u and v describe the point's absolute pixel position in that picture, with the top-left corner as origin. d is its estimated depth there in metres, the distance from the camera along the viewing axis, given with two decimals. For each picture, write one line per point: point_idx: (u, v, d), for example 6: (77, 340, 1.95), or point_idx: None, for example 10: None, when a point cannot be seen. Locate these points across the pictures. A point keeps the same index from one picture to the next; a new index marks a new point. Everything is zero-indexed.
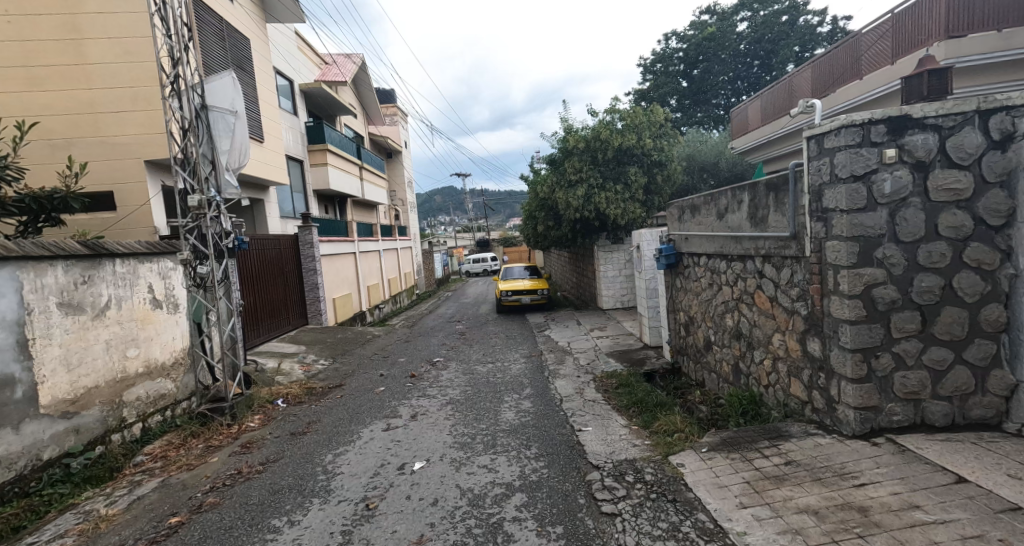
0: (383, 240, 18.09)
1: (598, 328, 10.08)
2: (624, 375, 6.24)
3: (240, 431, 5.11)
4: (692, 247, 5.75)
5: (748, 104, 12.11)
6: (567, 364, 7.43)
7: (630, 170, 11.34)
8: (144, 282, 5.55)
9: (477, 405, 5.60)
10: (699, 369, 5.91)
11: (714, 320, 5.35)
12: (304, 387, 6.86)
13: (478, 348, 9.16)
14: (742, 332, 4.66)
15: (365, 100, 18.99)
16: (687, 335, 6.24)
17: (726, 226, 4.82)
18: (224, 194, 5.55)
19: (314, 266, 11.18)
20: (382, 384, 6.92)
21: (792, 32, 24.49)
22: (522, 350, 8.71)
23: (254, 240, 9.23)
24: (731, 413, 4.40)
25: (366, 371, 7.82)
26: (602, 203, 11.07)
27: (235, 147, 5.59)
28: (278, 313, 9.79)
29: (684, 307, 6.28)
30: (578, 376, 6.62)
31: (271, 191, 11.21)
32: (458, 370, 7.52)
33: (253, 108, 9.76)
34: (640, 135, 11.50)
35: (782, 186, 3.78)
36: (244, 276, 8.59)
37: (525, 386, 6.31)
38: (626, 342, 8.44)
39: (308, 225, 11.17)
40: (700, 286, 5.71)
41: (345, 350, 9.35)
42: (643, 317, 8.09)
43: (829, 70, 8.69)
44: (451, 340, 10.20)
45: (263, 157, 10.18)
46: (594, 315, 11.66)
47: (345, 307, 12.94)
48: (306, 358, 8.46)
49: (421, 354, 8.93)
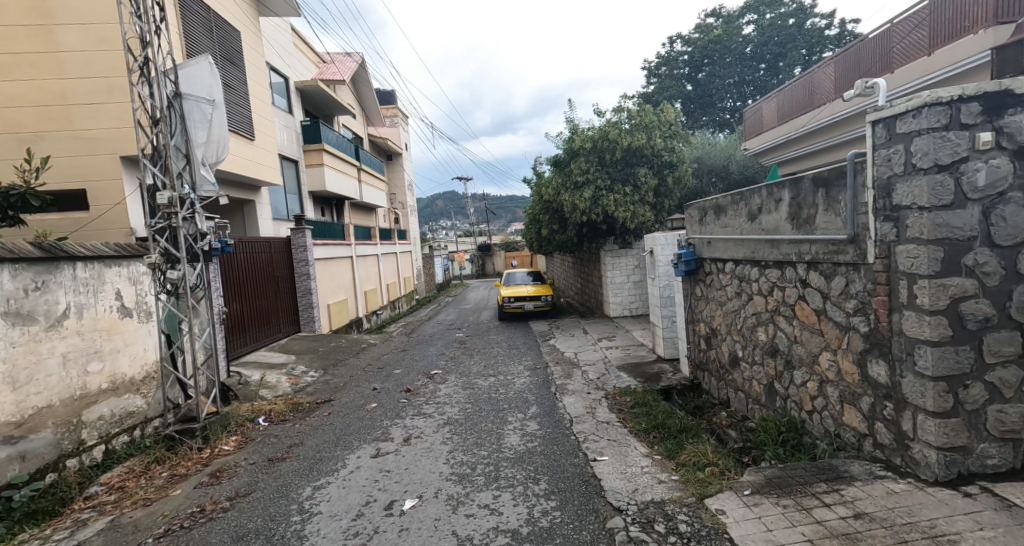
0: (381, 244, 17.58)
1: (606, 337, 9.52)
2: (639, 393, 5.69)
3: (213, 456, 4.57)
4: (716, 252, 5.22)
5: (762, 104, 11.66)
6: (575, 378, 6.87)
7: (640, 172, 10.81)
8: (110, 287, 5.01)
9: (478, 427, 5.05)
10: (723, 387, 5.36)
11: (742, 333, 4.81)
12: (291, 402, 6.32)
13: (479, 359, 8.61)
14: (779, 349, 4.13)
15: (364, 100, 18.52)
16: (709, 348, 5.71)
17: (759, 228, 4.29)
18: (198, 191, 5.01)
19: (307, 271, 10.65)
20: (375, 399, 6.37)
21: (799, 35, 24.03)
22: (526, 362, 8.16)
23: (242, 243, 8.71)
24: (768, 442, 3.87)
25: (359, 384, 7.30)
26: (611, 205, 10.54)
27: (213, 140, 5.06)
28: (268, 320, 9.26)
29: (706, 318, 5.74)
30: (588, 392, 6.07)
31: (263, 192, 10.70)
32: (458, 384, 6.97)
33: (245, 104, 9.28)
34: (649, 135, 10.99)
35: (834, 181, 3.26)
36: (229, 281, 8.06)
37: (531, 404, 5.76)
38: (637, 354, 7.89)
39: (301, 227, 10.65)
40: (725, 295, 5.17)
41: (338, 360, 8.81)
42: (656, 327, 7.54)
43: (855, 64, 8.21)
44: (450, 350, 9.65)
45: (255, 156, 9.68)
46: (601, 323, 11.11)
47: (340, 314, 12.43)
48: (295, 369, 7.92)
49: (418, 365, 8.39)
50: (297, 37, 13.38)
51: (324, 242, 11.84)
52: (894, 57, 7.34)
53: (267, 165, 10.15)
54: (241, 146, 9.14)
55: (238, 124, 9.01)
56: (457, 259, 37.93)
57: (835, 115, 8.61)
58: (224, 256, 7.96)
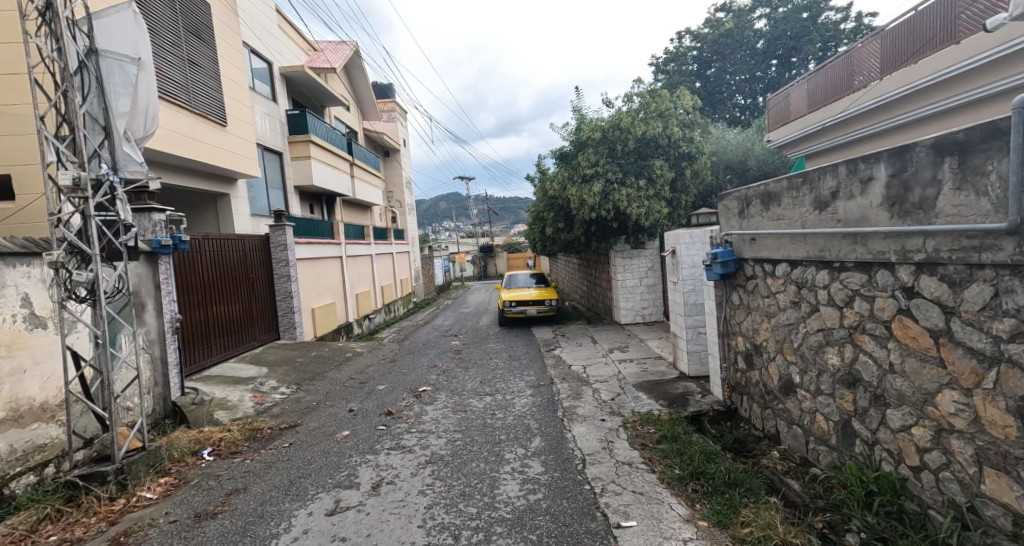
0: (376, 243, 16.62)
1: (618, 348, 8.52)
2: (666, 424, 4.71)
3: (128, 509, 3.59)
4: (763, 251, 4.24)
5: (790, 91, 10.90)
6: (585, 400, 5.87)
7: (654, 163, 9.81)
8: (12, 291, 3.85)
9: (467, 468, 4.08)
10: (771, 417, 4.36)
11: (801, 354, 3.81)
12: (248, 427, 5.33)
13: (476, 373, 7.62)
14: (860, 378, 3.13)
15: (358, 91, 17.56)
16: (752, 369, 4.70)
17: (831, 219, 3.29)
18: (120, 172, 4.04)
19: (288, 272, 9.69)
20: (349, 425, 5.39)
21: (814, 28, 22.91)
22: (528, 377, 7.15)
23: (206, 241, 7.74)
24: (853, 506, 2.89)
25: (334, 403, 6.31)
26: (623, 200, 9.52)
27: (140, 108, 4.09)
28: (238, 327, 8.30)
29: (748, 331, 4.73)
30: (601, 420, 5.09)
31: (240, 185, 9.74)
32: (448, 405, 5.97)
33: (216, 86, 8.34)
34: (666, 123, 10.01)
35: (974, 145, 2.30)
36: (187, 284, 7.08)
37: (534, 435, 4.78)
38: (656, 370, 6.88)
39: (282, 224, 9.68)
40: (775, 305, 4.17)
41: (317, 373, 7.82)
42: (679, 339, 6.53)
43: (920, 37, 7.45)
44: (444, 361, 8.66)
45: (230, 144, 8.73)
46: (611, 331, 10.12)
47: (327, 319, 11.47)
48: (265, 384, 6.94)
49: (406, 380, 7.41)
50: (282, 20, 12.45)
51: (308, 241, 10.87)
52: (973, 24, 6.61)
53: (244, 156, 9.20)
54: (213, 133, 8.19)
55: (207, 108, 8.06)
56: (457, 260, 36.95)
57: (890, 94, 7.82)
58: (182, 252, 6.99)
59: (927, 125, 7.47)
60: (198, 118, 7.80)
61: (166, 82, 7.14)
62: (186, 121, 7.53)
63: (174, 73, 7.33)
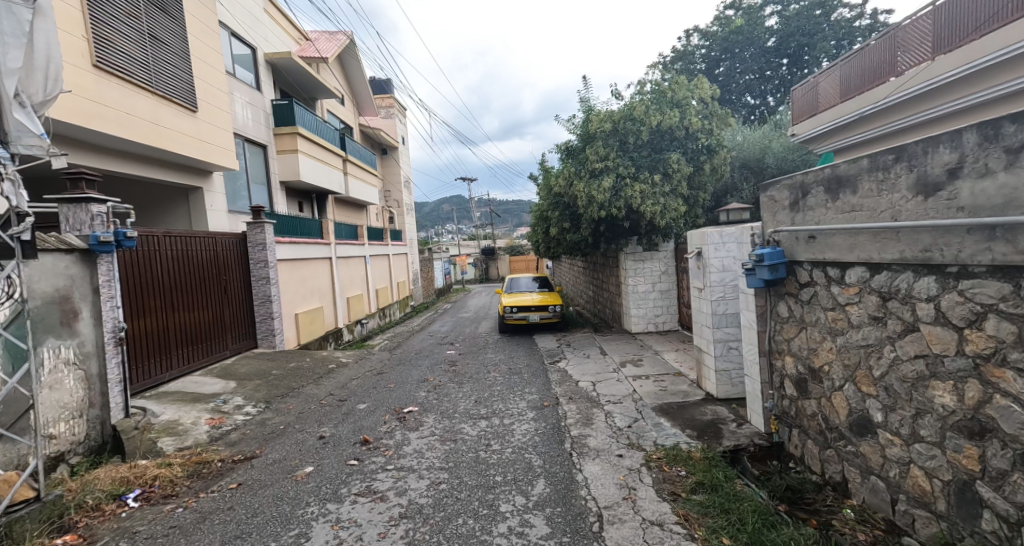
0: (371, 244, 15.75)
1: (630, 362, 7.64)
2: (700, 465, 3.84)
3: None
4: (828, 252, 3.36)
5: (820, 80, 10.14)
6: (597, 428, 5.00)
7: (671, 157, 8.96)
8: None
9: (451, 528, 3.20)
10: (834, 462, 3.49)
11: (883, 385, 2.95)
12: (195, 459, 4.46)
13: (471, 389, 6.73)
14: (994, 427, 2.32)
15: (354, 83, 16.77)
16: (806, 398, 3.82)
17: (946, 208, 2.48)
18: (11, 145, 3.15)
19: (267, 274, 8.83)
20: (317, 457, 4.53)
21: (828, 26, 21.91)
22: (531, 396, 6.28)
23: (169, 237, 6.88)
24: None
25: (303, 427, 5.43)
26: (635, 197, 8.63)
27: (37, 64, 3.28)
28: (206, 335, 7.44)
29: (800, 351, 3.86)
30: (618, 457, 4.22)
31: (216, 178, 8.90)
32: (436, 432, 5.09)
33: (186, 67, 7.52)
34: (683, 113, 9.19)
35: None
36: (139, 287, 6.19)
37: (537, 478, 3.90)
38: (678, 390, 5.99)
39: (260, 221, 8.82)
40: (843, 321, 3.30)
41: (292, 388, 6.93)
42: (705, 354, 5.65)
43: (978, 11, 6.67)
44: (437, 374, 7.77)
45: (200, 133, 7.85)
46: (621, 340, 9.24)
47: (313, 325, 10.61)
48: (229, 402, 6.07)
49: (393, 397, 6.52)
50: (268, 4, 11.66)
51: (292, 240, 10.01)
52: None
53: (218, 146, 8.30)
54: (181, 118, 7.34)
55: (172, 90, 7.17)
56: (457, 263, 35.92)
57: (944, 77, 7.06)
58: (132, 248, 6.11)
59: (996, 107, 6.67)
60: (161, 100, 6.91)
61: (119, 58, 6.24)
62: (147, 103, 6.64)
63: (133, 47, 6.48)
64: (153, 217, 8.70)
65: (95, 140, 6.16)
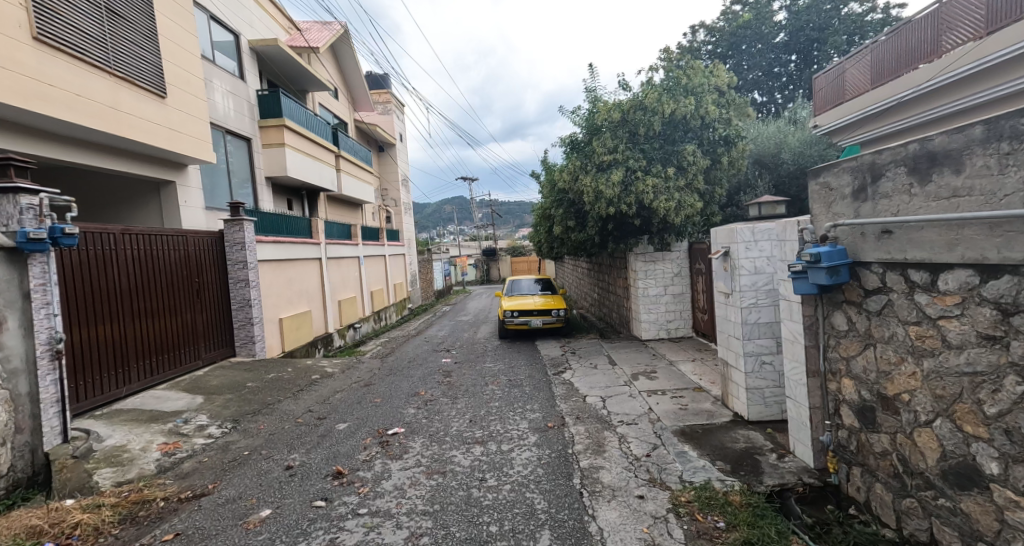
0: (365, 244, 15.04)
1: (643, 374, 6.91)
2: (744, 515, 3.12)
3: None
4: (913, 252, 2.65)
5: (851, 66, 9.43)
6: (611, 458, 4.28)
7: (685, 148, 8.25)
8: None
9: None
10: (918, 518, 2.76)
11: (1002, 427, 2.27)
12: (133, 498, 3.73)
13: (466, 406, 6.01)
14: None
15: (349, 75, 16.12)
16: (873, 432, 3.09)
17: None
18: None
19: (246, 276, 8.11)
20: (279, 494, 3.82)
21: (840, 19, 21.13)
22: (533, 415, 5.56)
23: (130, 235, 6.19)
24: None
25: (270, 454, 4.72)
26: (647, 192, 7.92)
27: None
28: (174, 344, 6.74)
29: (865, 373, 3.13)
30: (640, 501, 3.50)
31: (192, 171, 8.21)
32: (422, 462, 4.36)
33: (154, 48, 6.85)
34: (699, 101, 8.49)
35: None
36: (85, 292, 5.45)
37: (541, 530, 3.19)
38: (700, 409, 5.26)
39: (238, 218, 8.10)
40: (934, 339, 2.59)
41: (266, 404, 6.21)
42: (733, 370, 4.93)
43: None
44: (429, 387, 7.04)
45: (171, 121, 7.16)
46: (631, 348, 8.51)
47: (300, 330, 9.90)
48: (191, 423, 5.34)
49: (378, 416, 5.81)
50: None
51: (276, 240, 9.31)
52: None
53: (192, 136, 7.60)
54: (147, 104, 6.65)
55: (135, 72, 6.48)
56: (457, 263, 35.18)
57: (990, 56, 6.39)
58: (78, 245, 5.40)
59: None
60: (122, 82, 6.23)
61: (69, 33, 5.56)
62: (104, 85, 5.95)
63: (87, 22, 5.81)
64: (120, 214, 7.98)
65: (41, 124, 5.49)
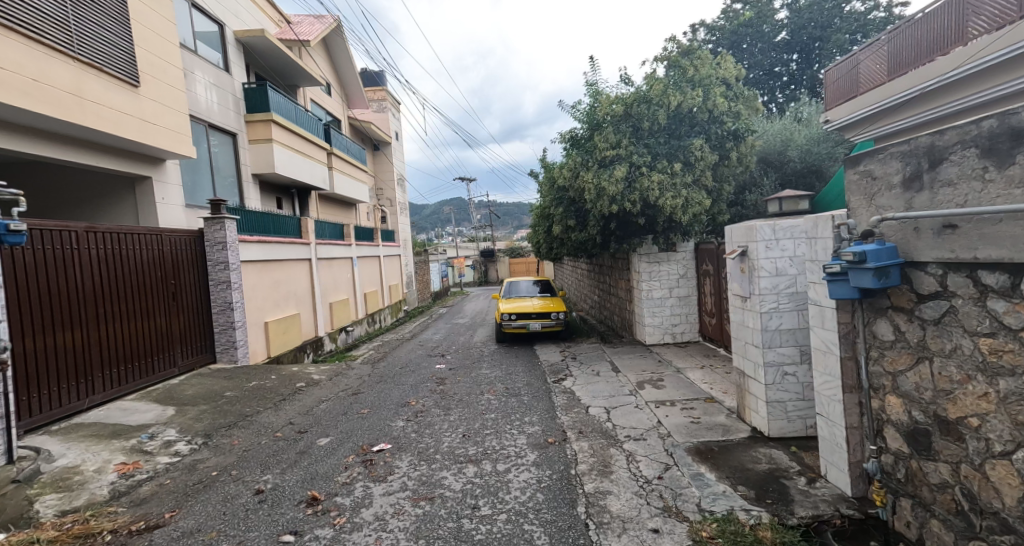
0: (359, 245, 14.57)
1: (649, 382, 6.46)
2: None
3: None
4: (988, 250, 2.22)
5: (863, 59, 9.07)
6: (619, 481, 3.84)
7: (693, 143, 7.82)
8: None
9: None
10: None
11: None
12: (75, 531, 3.29)
13: (459, 418, 5.55)
14: None
15: (343, 71, 15.67)
16: (929, 460, 2.65)
17: None
18: None
19: (227, 278, 7.64)
20: (242, 527, 3.37)
21: (842, 18, 20.75)
22: (531, 429, 5.11)
23: (95, 233, 5.74)
24: None
25: (241, 474, 4.27)
26: (652, 188, 7.49)
27: None
28: (145, 351, 6.27)
29: (917, 391, 2.69)
30: (655, 537, 3.05)
31: (171, 166, 7.75)
32: (408, 485, 3.91)
33: (124, 34, 6.39)
34: (707, 93, 8.07)
35: None
36: (39, 296, 5.00)
37: None
38: (714, 423, 4.82)
39: (219, 217, 7.63)
40: (1015, 354, 2.17)
41: (243, 416, 5.75)
42: (751, 381, 4.50)
43: None
44: (421, 396, 6.58)
45: (145, 112, 6.70)
46: (635, 354, 8.06)
47: (287, 334, 9.44)
48: (157, 438, 4.88)
49: (363, 429, 5.35)
50: None
51: (261, 240, 8.85)
52: None
53: (168, 129, 7.12)
54: (116, 93, 6.20)
55: (102, 58, 6.03)
56: (456, 265, 34.77)
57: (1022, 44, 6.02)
58: (26, 243, 4.92)
59: None
60: (87, 68, 5.78)
61: (22, 12, 5.12)
62: (64, 70, 5.50)
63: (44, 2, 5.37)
64: (92, 212, 7.51)
65: None
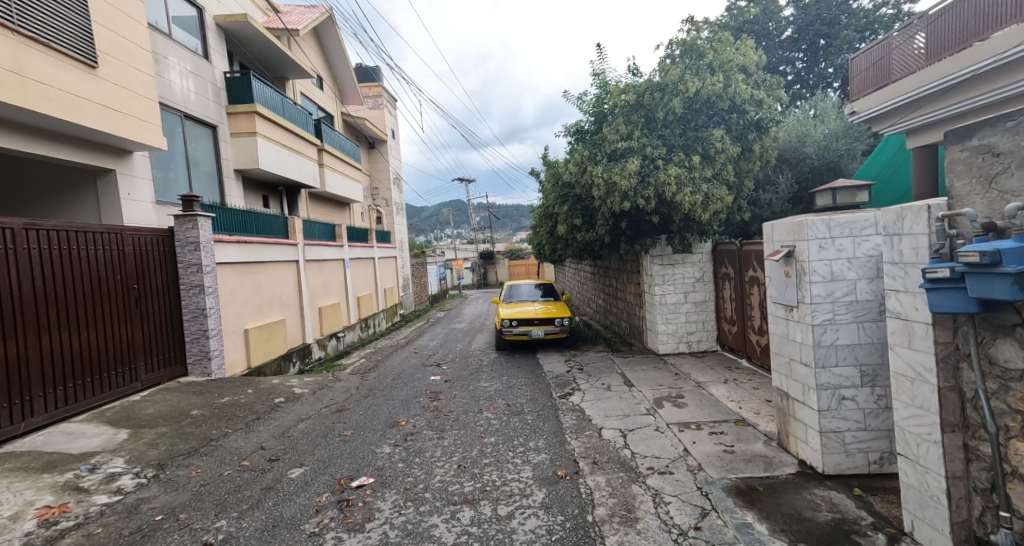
0: (352, 246, 13.86)
1: (668, 399, 5.74)
2: None
3: None
4: None
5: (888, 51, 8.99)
6: (649, 534, 3.11)
7: (712, 133, 7.13)
8: None
9: None
10: None
11: None
12: None
13: (452, 444, 4.81)
14: None
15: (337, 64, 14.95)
16: None
17: None
18: None
19: (200, 282, 6.91)
20: None
21: (851, 15, 20.08)
22: (537, 458, 4.38)
23: (37, 231, 5.01)
24: None
25: (191, 519, 3.55)
26: (667, 183, 6.78)
27: None
28: (101, 365, 5.55)
29: None
30: None
31: (138, 158, 7.04)
32: (389, 538, 3.20)
33: (79, 8, 5.68)
34: (727, 79, 7.37)
35: None
36: None
37: None
38: (752, 453, 4.11)
39: (191, 214, 6.90)
40: None
41: (206, 440, 5.02)
42: (799, 406, 3.79)
43: None
44: (409, 416, 5.84)
45: (106, 97, 5.99)
46: (648, 365, 7.35)
47: (270, 342, 8.73)
48: (99, 471, 4.16)
49: (339, 458, 4.61)
50: None
51: (240, 240, 8.12)
52: None
53: (133, 117, 6.41)
54: (69, 73, 5.49)
55: (49, 32, 5.32)
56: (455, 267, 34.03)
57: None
58: None
59: None
60: (30, 43, 5.08)
61: None
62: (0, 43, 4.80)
63: None
64: (49, 208, 6.80)
65: None
